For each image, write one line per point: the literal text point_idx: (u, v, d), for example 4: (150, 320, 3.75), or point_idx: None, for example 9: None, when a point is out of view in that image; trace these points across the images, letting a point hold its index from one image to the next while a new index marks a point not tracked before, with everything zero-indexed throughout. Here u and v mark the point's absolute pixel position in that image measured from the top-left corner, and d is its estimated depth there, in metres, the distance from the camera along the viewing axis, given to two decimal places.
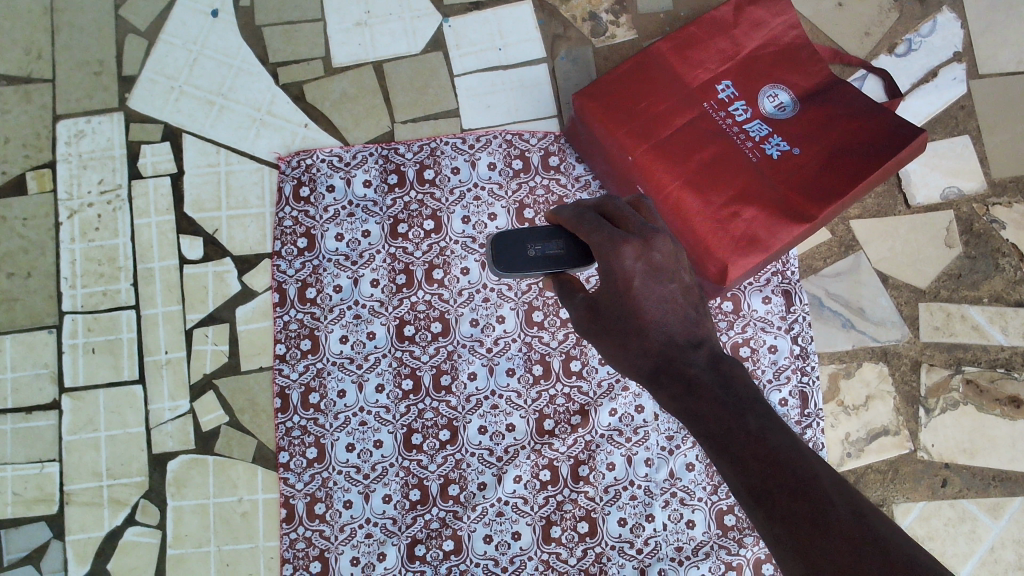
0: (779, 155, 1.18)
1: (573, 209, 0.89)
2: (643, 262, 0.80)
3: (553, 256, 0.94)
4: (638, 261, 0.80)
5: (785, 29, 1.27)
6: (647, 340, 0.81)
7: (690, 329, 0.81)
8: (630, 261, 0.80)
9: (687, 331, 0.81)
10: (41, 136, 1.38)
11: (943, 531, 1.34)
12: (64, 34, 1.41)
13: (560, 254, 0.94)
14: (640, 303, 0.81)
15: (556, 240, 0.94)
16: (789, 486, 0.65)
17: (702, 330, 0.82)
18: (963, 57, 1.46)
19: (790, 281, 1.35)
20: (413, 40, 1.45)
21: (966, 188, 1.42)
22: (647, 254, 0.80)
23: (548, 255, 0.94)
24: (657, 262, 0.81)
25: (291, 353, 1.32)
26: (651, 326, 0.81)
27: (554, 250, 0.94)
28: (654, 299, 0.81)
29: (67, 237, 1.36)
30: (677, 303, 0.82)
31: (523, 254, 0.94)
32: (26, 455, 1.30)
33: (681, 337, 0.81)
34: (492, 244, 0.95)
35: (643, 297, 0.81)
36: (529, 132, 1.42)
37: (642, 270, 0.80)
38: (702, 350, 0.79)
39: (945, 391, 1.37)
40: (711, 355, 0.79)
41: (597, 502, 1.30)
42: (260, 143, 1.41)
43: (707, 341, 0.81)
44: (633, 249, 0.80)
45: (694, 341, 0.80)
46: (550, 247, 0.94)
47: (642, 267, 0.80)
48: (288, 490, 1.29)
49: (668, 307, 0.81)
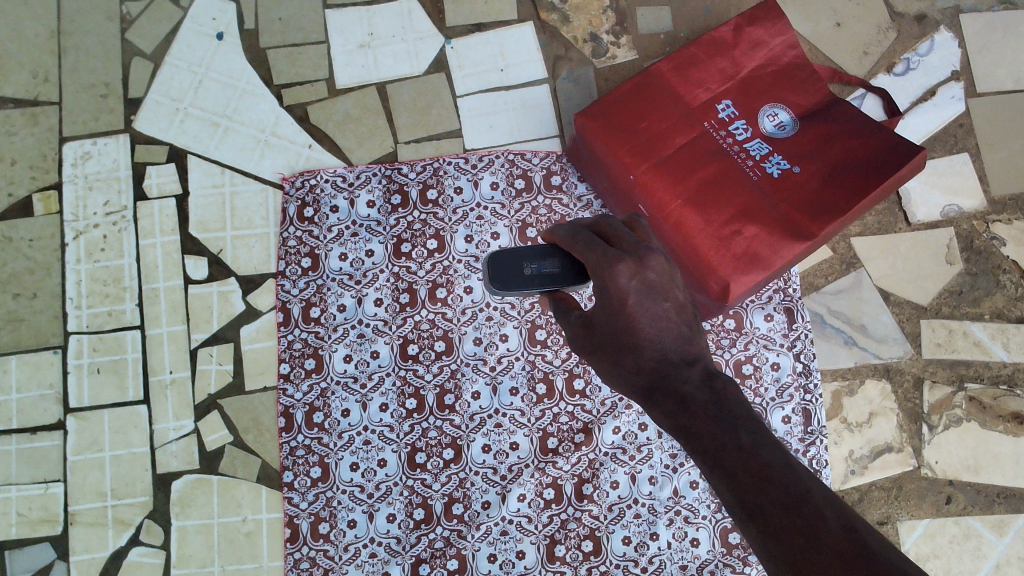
0: (779, 173, 1.19)
1: (567, 229, 0.90)
2: (638, 280, 0.81)
3: (548, 274, 0.94)
4: (633, 279, 0.81)
5: (784, 49, 1.29)
6: (642, 357, 0.81)
7: (683, 346, 0.81)
8: (625, 279, 0.81)
9: (681, 348, 0.81)
10: (47, 158, 1.39)
11: (948, 549, 1.34)
12: (70, 56, 1.42)
13: (556, 273, 0.94)
14: (635, 320, 0.81)
15: (551, 258, 0.95)
16: (781, 501, 0.66)
17: (696, 347, 0.82)
18: (961, 75, 1.48)
19: (792, 298, 1.36)
20: (416, 61, 1.46)
21: (966, 205, 1.43)
22: (642, 272, 0.81)
23: (544, 273, 0.94)
24: (651, 280, 0.81)
25: (295, 372, 1.32)
26: (646, 343, 0.81)
27: (550, 268, 0.95)
28: (648, 317, 0.81)
29: (73, 258, 1.37)
30: (670, 321, 0.82)
31: (519, 272, 0.95)
32: (30, 475, 1.30)
33: (675, 355, 0.81)
34: (489, 263, 0.97)
35: (637, 314, 0.81)
36: (532, 152, 1.43)
37: (637, 288, 0.81)
38: (695, 366, 0.79)
39: (948, 408, 1.38)
40: (705, 371, 0.79)
41: (601, 521, 1.30)
42: (265, 164, 1.42)
43: (701, 358, 0.81)
44: (628, 267, 0.81)
45: (688, 358, 0.80)
46: (546, 265, 0.95)
47: (637, 285, 0.81)
48: (292, 509, 1.29)
49: (662, 324, 0.82)
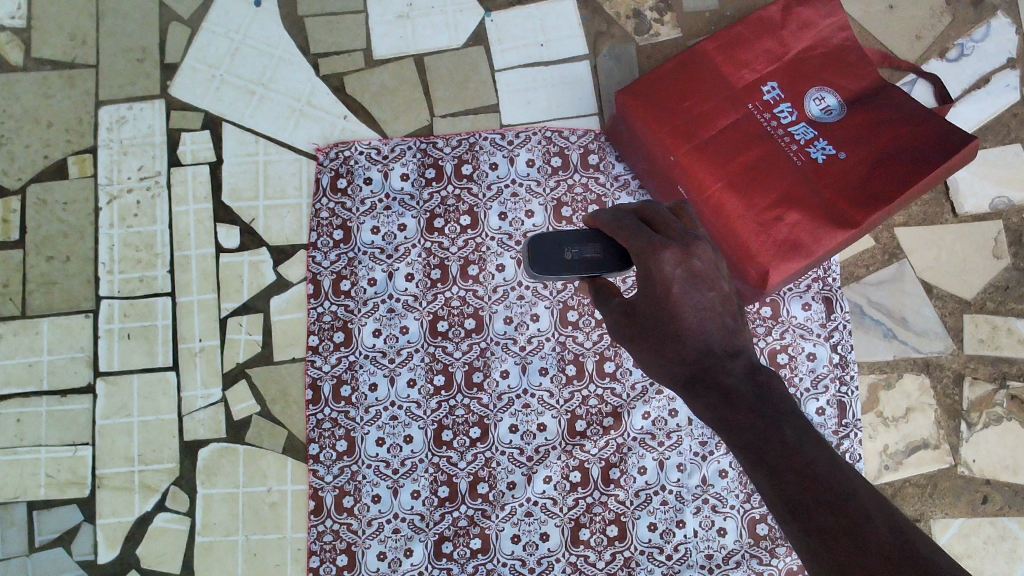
0: (824, 159, 1.15)
1: (611, 214, 0.88)
2: (683, 268, 0.79)
3: (590, 260, 0.92)
4: (678, 268, 0.79)
5: (834, 31, 1.25)
6: (684, 348, 0.79)
7: (727, 338, 0.79)
8: (670, 267, 0.79)
9: (724, 341, 0.79)
10: (83, 122, 1.39)
11: (982, 549, 1.31)
12: (108, 20, 1.42)
13: (597, 258, 0.92)
14: (679, 308, 0.79)
15: (593, 243, 0.92)
16: (826, 501, 0.63)
17: (739, 339, 0.79)
18: (1017, 63, 1.43)
19: (831, 287, 1.32)
20: (455, 33, 1.44)
21: (1016, 198, 1.39)
22: (687, 260, 0.80)
23: (586, 258, 0.92)
24: (697, 269, 0.80)
25: (324, 345, 1.32)
26: (688, 333, 0.79)
27: (591, 253, 0.92)
28: (693, 306, 0.79)
29: (106, 222, 1.36)
30: (714, 311, 0.80)
31: (560, 257, 0.93)
32: (59, 438, 1.31)
33: (718, 346, 0.78)
34: (529, 249, 0.94)
35: (681, 304, 0.79)
36: (569, 130, 1.40)
37: (682, 276, 0.79)
38: (739, 359, 0.77)
39: (988, 405, 1.34)
40: (749, 364, 0.76)
41: (627, 506, 1.28)
42: (300, 133, 1.41)
43: (745, 351, 0.78)
44: (673, 255, 0.79)
45: (732, 350, 0.78)
46: (588, 250, 0.92)
47: (682, 274, 0.79)
48: (317, 481, 1.29)
49: (707, 314, 0.79)
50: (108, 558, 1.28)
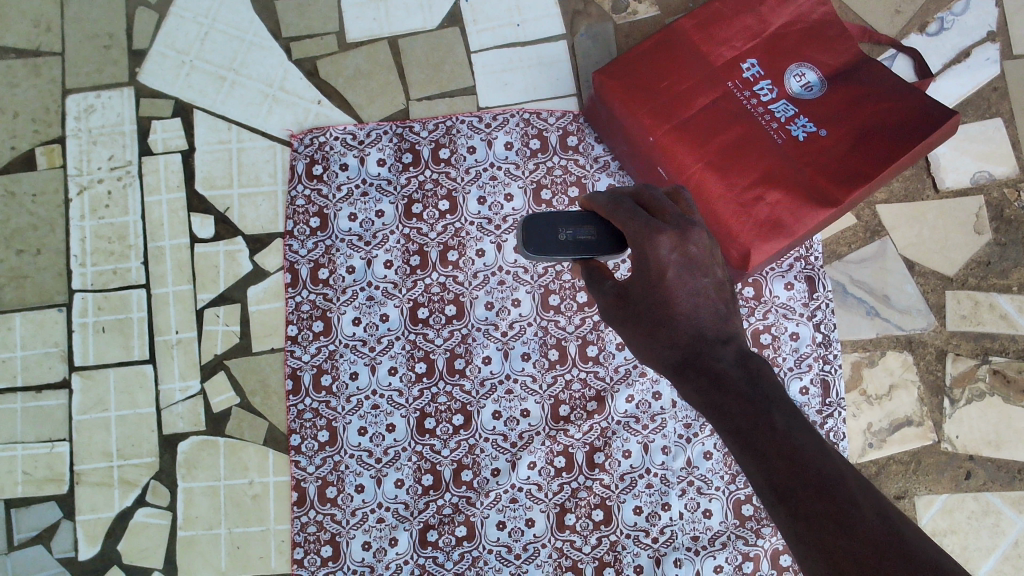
0: (804, 136, 1.14)
1: (608, 196, 0.86)
2: (679, 253, 0.78)
3: (583, 242, 0.90)
4: (674, 252, 0.78)
5: (814, 6, 1.22)
6: (677, 331, 0.77)
7: (720, 324, 0.78)
8: (666, 251, 0.78)
9: (718, 326, 0.78)
10: (50, 111, 1.36)
11: (966, 525, 1.32)
12: (73, 5, 1.38)
13: (592, 240, 0.90)
14: (672, 293, 0.78)
15: (588, 225, 0.91)
16: (814, 486, 0.63)
17: (731, 325, 0.79)
18: (997, 36, 1.42)
19: (813, 266, 1.32)
20: (430, 14, 1.41)
21: (998, 172, 1.38)
22: (684, 245, 0.79)
23: (580, 240, 0.90)
24: (692, 254, 0.79)
25: (303, 334, 1.30)
26: (680, 319, 0.78)
27: (586, 235, 0.91)
28: (687, 292, 0.78)
29: (77, 214, 1.34)
30: (708, 298, 0.79)
31: (554, 237, 0.91)
32: (36, 434, 1.29)
33: (710, 331, 0.77)
34: (523, 227, 0.92)
35: (676, 288, 0.78)
36: (548, 111, 1.38)
37: (677, 261, 0.78)
38: (730, 345, 0.76)
39: (971, 381, 1.34)
40: (740, 351, 0.75)
41: (613, 490, 1.27)
42: (272, 120, 1.38)
43: (736, 337, 0.77)
44: (670, 239, 0.78)
45: (724, 336, 0.77)
46: (583, 232, 0.90)
47: (677, 258, 0.78)
48: (299, 473, 1.27)
49: (700, 300, 0.78)
50: (89, 555, 1.27)
